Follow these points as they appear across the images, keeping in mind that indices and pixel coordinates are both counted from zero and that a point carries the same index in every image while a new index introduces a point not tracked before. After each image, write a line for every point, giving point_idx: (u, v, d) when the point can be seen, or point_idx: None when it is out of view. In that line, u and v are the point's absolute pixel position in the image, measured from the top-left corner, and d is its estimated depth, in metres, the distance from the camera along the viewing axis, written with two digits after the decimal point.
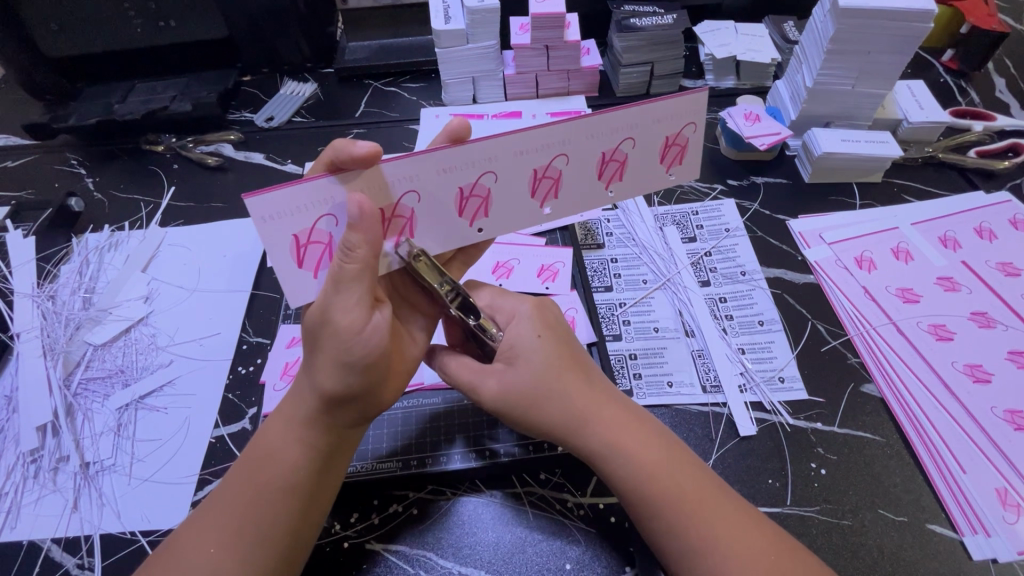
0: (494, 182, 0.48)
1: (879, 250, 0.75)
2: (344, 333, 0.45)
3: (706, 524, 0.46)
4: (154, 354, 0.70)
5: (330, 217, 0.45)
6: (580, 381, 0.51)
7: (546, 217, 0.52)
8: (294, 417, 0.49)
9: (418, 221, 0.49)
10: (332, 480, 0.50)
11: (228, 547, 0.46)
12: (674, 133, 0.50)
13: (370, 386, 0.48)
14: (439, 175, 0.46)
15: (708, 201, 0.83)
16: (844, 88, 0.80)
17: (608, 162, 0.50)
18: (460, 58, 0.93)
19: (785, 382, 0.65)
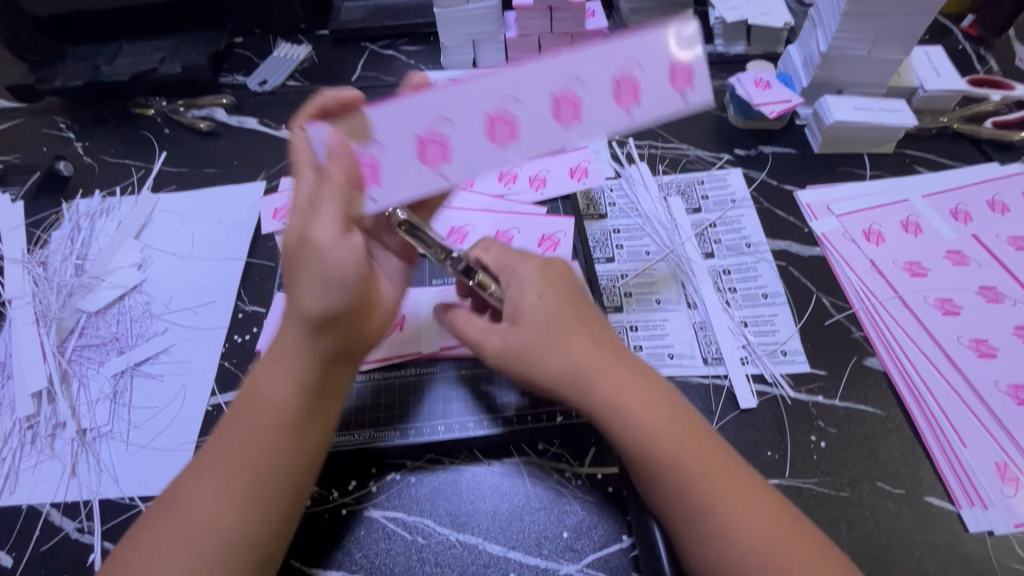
0: (517, 103, 0.50)
1: (888, 222, 0.74)
2: (321, 249, 0.48)
3: (710, 487, 0.45)
4: (149, 322, 0.69)
5: (373, 140, 0.50)
6: (580, 336, 0.50)
7: (571, 142, 0.51)
8: (282, 353, 0.49)
9: (452, 144, 0.50)
10: (324, 418, 0.50)
11: (229, 491, 0.45)
12: (677, 58, 0.51)
13: (352, 307, 0.49)
14: (464, 105, 0.50)
15: (714, 170, 0.81)
16: (860, 54, 0.77)
17: (618, 84, 0.50)
18: (460, 19, 0.89)
19: (787, 355, 0.64)
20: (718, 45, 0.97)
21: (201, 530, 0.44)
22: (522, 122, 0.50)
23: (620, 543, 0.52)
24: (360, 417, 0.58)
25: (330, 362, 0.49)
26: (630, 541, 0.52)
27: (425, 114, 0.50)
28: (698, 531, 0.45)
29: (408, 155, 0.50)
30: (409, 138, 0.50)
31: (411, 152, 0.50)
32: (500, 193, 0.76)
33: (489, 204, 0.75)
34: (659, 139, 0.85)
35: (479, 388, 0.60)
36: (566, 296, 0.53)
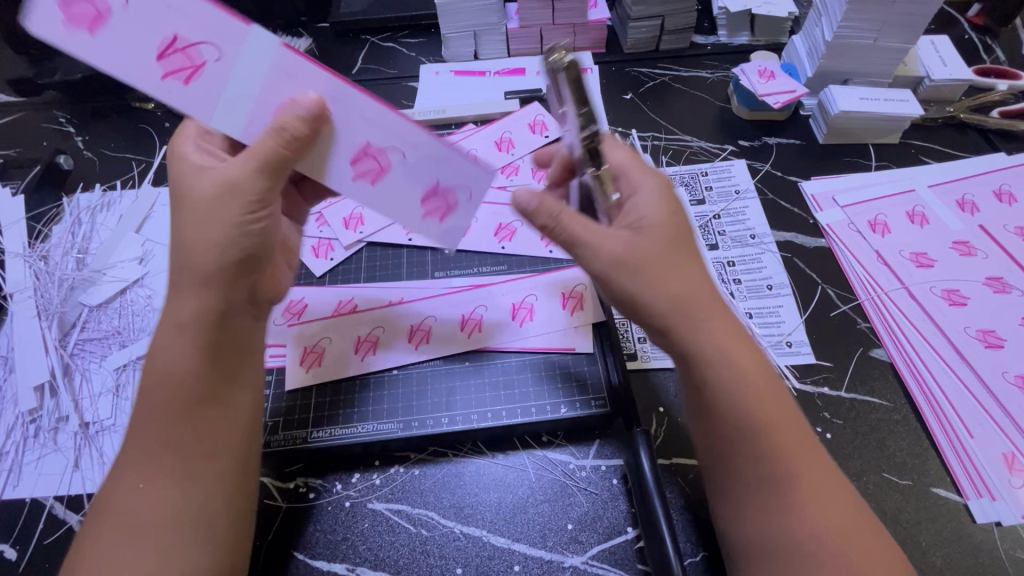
0: (223, 60, 0.49)
1: (894, 213, 0.73)
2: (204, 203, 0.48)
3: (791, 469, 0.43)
4: (150, 315, 0.68)
5: (398, 151, 0.51)
6: (697, 270, 0.47)
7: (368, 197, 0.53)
8: (181, 323, 0.48)
9: (201, 74, 0.49)
10: (235, 382, 0.50)
11: (160, 474, 0.45)
12: (378, 149, 0.51)
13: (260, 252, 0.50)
14: (249, 53, 0.49)
15: (718, 161, 0.80)
16: (865, 42, 0.77)
17: (365, 158, 0.51)
18: (462, 11, 0.88)
19: (792, 347, 0.64)
20: (722, 36, 0.96)
21: (137, 518, 0.44)
22: (391, 171, 0.53)
23: (625, 535, 0.52)
24: (364, 407, 0.58)
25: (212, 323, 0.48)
26: (635, 533, 0.52)
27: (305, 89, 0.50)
28: (777, 503, 0.43)
29: (259, 113, 0.51)
30: (274, 98, 0.51)
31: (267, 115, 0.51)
32: (503, 185, 0.76)
33: (492, 196, 0.74)
34: (662, 130, 0.85)
35: (482, 379, 0.60)
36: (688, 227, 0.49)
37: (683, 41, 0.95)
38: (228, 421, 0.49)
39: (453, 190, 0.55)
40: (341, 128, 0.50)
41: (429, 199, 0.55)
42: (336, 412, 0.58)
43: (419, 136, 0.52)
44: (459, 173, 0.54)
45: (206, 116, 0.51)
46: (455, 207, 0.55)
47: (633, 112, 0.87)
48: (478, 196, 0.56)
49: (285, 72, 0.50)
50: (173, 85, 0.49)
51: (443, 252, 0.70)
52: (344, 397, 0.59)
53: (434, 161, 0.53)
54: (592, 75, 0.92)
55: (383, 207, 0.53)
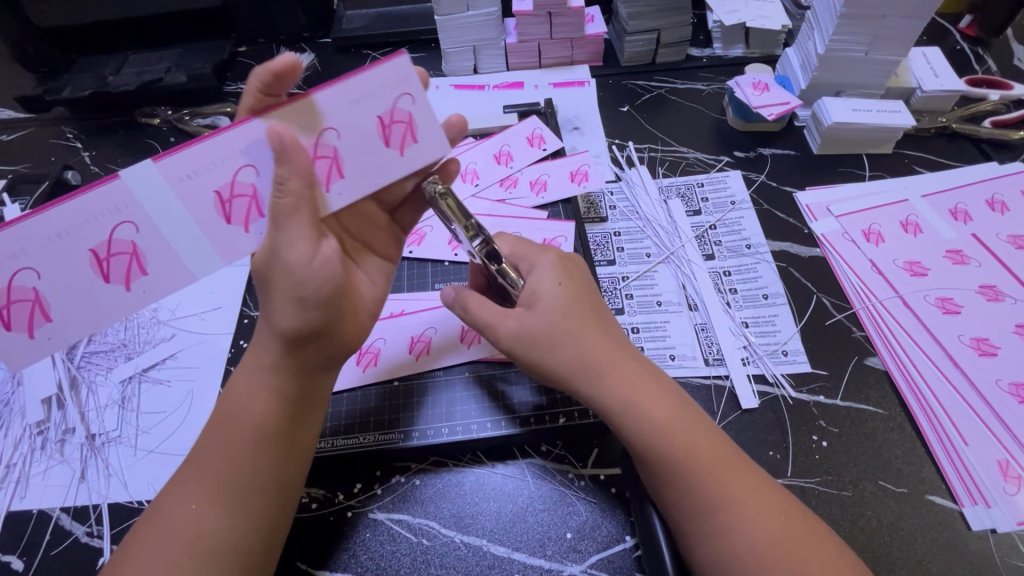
0: (143, 229, 0.46)
1: (888, 222, 0.74)
2: (294, 266, 0.45)
3: (723, 497, 0.45)
4: (156, 328, 0.69)
5: (247, 167, 0.46)
6: (597, 328, 0.52)
7: (339, 199, 0.49)
8: (262, 367, 0.49)
9: (144, 254, 0.46)
10: (307, 425, 0.51)
11: (215, 500, 0.45)
12: (224, 185, 0.46)
13: (329, 321, 0.48)
14: (146, 199, 0.45)
15: (714, 172, 0.81)
16: (857, 55, 0.78)
17: (231, 201, 0.47)
18: (461, 26, 0.90)
19: (788, 355, 0.64)
20: (717, 48, 0.98)
21: (186, 538, 0.44)
22: (344, 154, 0.48)
23: (624, 544, 0.53)
24: (363, 418, 0.59)
25: (293, 374, 0.49)
26: (634, 542, 0.53)
27: (219, 165, 0.45)
28: (709, 528, 0.45)
29: (214, 219, 0.47)
30: (209, 195, 0.46)
31: (216, 216, 0.47)
32: (502, 198, 0.77)
33: (491, 209, 0.75)
34: (659, 142, 0.86)
35: (480, 391, 0.61)
36: (581, 290, 0.53)
37: (679, 54, 0.97)
38: (290, 462, 0.49)
39: (392, 107, 0.48)
40: (182, 199, 0.46)
41: (390, 131, 0.49)
42: (338, 423, 0.59)
43: (334, 96, 0.46)
44: (378, 85, 0.47)
45: (192, 275, 0.48)
46: (411, 118, 0.48)
47: (629, 124, 0.89)
48: (414, 87, 0.48)
49: (179, 175, 0.45)
50: (142, 281, 0.47)
51: (443, 264, 0.71)
52: (346, 408, 0.60)
53: (360, 100, 0.47)
54: (589, 88, 0.94)
55: (371, 176, 0.49)
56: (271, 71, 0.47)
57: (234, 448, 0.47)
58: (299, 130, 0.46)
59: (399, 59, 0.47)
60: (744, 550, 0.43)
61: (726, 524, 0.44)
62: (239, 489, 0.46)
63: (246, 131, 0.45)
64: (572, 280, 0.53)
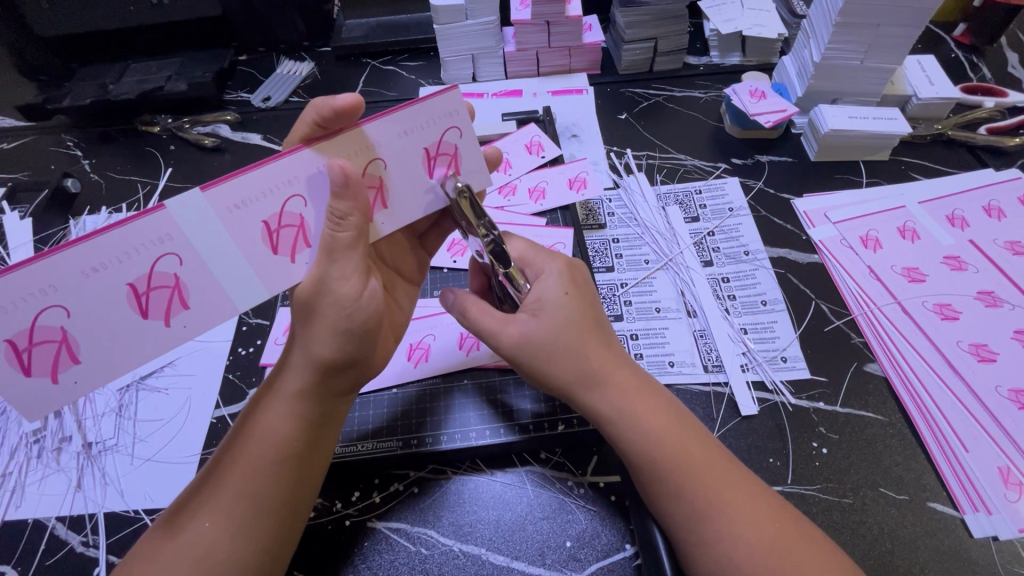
0: (187, 261, 0.44)
1: (885, 229, 0.74)
2: (344, 300, 0.45)
3: (717, 503, 0.45)
4: None
5: (298, 197, 0.45)
6: (599, 338, 0.52)
7: (384, 226, 0.49)
8: (287, 390, 0.48)
9: (186, 287, 0.44)
10: (324, 448, 0.50)
11: (227, 522, 0.45)
12: (273, 216, 0.45)
13: (362, 353, 0.49)
14: (194, 231, 0.43)
15: (712, 179, 0.82)
16: (853, 63, 0.79)
17: (278, 231, 0.46)
18: (460, 35, 0.91)
19: (787, 362, 0.64)
20: (714, 56, 0.99)
21: (197, 559, 0.43)
22: (391, 184, 0.48)
23: (624, 553, 0.52)
24: (363, 427, 0.59)
25: (313, 399, 0.48)
26: (633, 550, 0.52)
27: (268, 197, 0.44)
28: (703, 535, 0.44)
29: (261, 251, 0.46)
30: (257, 226, 0.45)
31: (263, 247, 0.46)
32: (501, 205, 0.77)
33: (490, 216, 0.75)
34: (657, 149, 0.86)
35: (484, 400, 0.61)
36: (587, 300, 0.53)
37: (676, 62, 0.97)
38: (306, 486, 0.49)
39: (440, 140, 0.48)
40: (230, 231, 0.44)
41: (434, 163, 0.49)
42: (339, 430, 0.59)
43: (384, 127, 0.46)
44: (430, 117, 0.47)
45: (233, 307, 0.46)
46: (457, 150, 0.49)
47: (627, 131, 0.89)
48: (463, 121, 0.48)
49: (228, 206, 0.43)
50: (182, 315, 0.45)
51: (442, 271, 0.71)
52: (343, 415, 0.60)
53: (411, 131, 0.47)
54: (587, 96, 0.94)
55: (411, 206, 0.50)
56: (332, 108, 0.45)
57: (253, 470, 0.46)
58: (348, 159, 0.46)
59: (450, 94, 0.47)
60: (739, 556, 0.43)
61: (721, 531, 0.44)
62: (255, 512, 0.45)
63: (298, 161, 0.44)
64: (578, 290, 0.53)
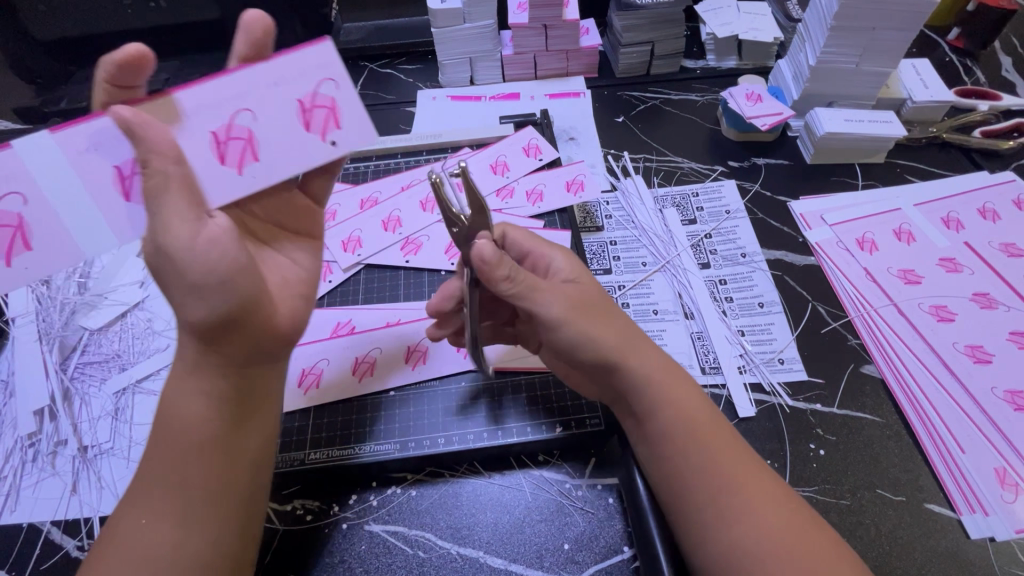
0: (31, 202, 0.45)
1: (881, 231, 0.75)
2: (173, 250, 0.41)
3: (742, 476, 0.46)
4: (151, 339, 0.69)
5: (114, 145, 0.45)
6: (620, 321, 0.54)
7: (251, 184, 0.49)
8: (187, 366, 0.46)
9: (30, 228, 0.46)
10: (251, 427, 0.48)
11: (168, 515, 0.44)
12: (121, 163, 0.46)
13: (245, 305, 0.44)
14: (38, 171, 0.45)
15: (708, 182, 0.82)
16: (849, 67, 0.79)
17: (129, 179, 0.46)
18: (458, 38, 0.91)
19: (785, 363, 0.64)
20: (710, 60, 0.99)
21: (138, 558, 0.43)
22: (260, 137, 0.48)
23: (622, 555, 0.52)
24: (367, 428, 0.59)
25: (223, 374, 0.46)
26: (631, 553, 0.52)
27: (114, 143, 0.45)
28: (732, 503, 0.45)
29: (110, 197, 0.46)
30: (107, 171, 0.46)
31: (113, 193, 0.46)
32: (498, 207, 0.77)
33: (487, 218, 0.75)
34: (654, 152, 0.87)
35: (481, 400, 0.61)
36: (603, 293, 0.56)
37: (672, 65, 0.98)
38: (238, 467, 0.47)
39: (313, 92, 0.49)
40: (73, 174, 0.45)
41: (310, 115, 0.50)
42: (335, 433, 0.58)
43: (250, 79, 0.47)
44: (302, 70, 0.48)
45: (77, 252, 0.47)
46: (334, 104, 0.50)
47: (625, 134, 0.90)
48: (338, 73, 0.49)
49: (76, 149, 0.45)
50: (25, 256, 0.46)
51: (440, 273, 0.71)
52: (342, 418, 0.59)
53: (282, 83, 0.48)
54: (585, 99, 0.95)
55: (291, 161, 0.50)
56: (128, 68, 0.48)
57: (173, 458, 0.45)
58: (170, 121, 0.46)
59: (322, 45, 0.48)
60: (754, 542, 0.44)
61: (738, 514, 0.45)
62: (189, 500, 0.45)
63: (93, 129, 0.45)
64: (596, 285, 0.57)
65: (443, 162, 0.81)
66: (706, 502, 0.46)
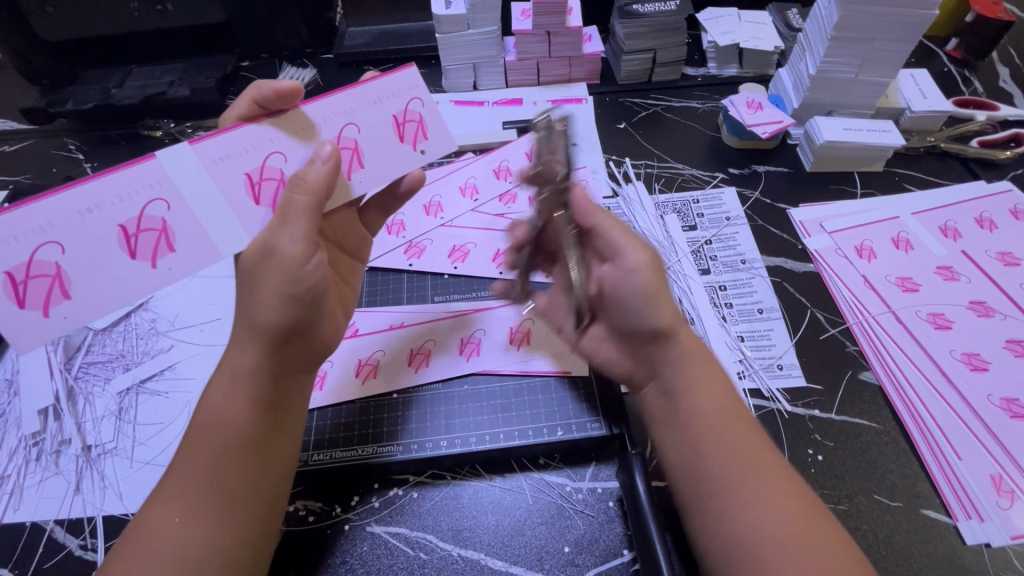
0: (174, 206, 0.50)
1: (879, 239, 0.75)
2: (290, 262, 0.48)
3: (768, 471, 0.48)
4: (155, 339, 0.69)
5: (278, 153, 0.52)
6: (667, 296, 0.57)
7: (360, 186, 0.56)
8: (238, 371, 0.49)
9: (172, 230, 0.50)
10: (286, 430, 0.51)
11: (199, 514, 0.45)
12: (257, 168, 0.52)
13: (309, 316, 0.51)
14: (181, 178, 0.50)
15: (709, 189, 0.83)
16: (848, 76, 0.80)
17: (260, 183, 0.52)
18: (461, 44, 0.92)
19: (783, 369, 0.65)
20: (711, 68, 1.00)
21: (170, 557, 0.43)
22: (364, 147, 0.55)
23: (622, 558, 0.53)
24: (377, 430, 0.59)
25: (267, 377, 0.49)
26: (631, 556, 0.53)
27: (254, 151, 0.52)
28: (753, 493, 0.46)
29: (243, 200, 0.52)
30: (239, 177, 0.52)
31: (246, 197, 0.52)
32: (502, 211, 0.77)
33: (490, 223, 0.76)
34: (655, 158, 0.88)
35: (480, 402, 0.61)
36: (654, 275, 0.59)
37: (674, 72, 0.99)
38: (271, 468, 0.49)
39: (405, 108, 0.56)
40: (216, 179, 0.51)
41: (403, 129, 0.57)
42: (341, 435, 0.59)
43: (351, 99, 0.55)
44: (393, 89, 0.56)
45: (218, 251, 0.51)
46: (421, 118, 0.57)
47: (627, 141, 0.91)
48: (422, 92, 0.57)
49: (213, 158, 0.51)
50: (168, 258, 0.50)
51: (443, 277, 0.71)
52: (344, 419, 0.60)
53: (379, 102, 0.56)
54: (586, 105, 0.96)
55: (389, 169, 0.57)
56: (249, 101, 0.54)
57: (212, 457, 0.46)
58: (294, 136, 0.53)
59: (409, 71, 0.56)
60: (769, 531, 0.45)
61: (754, 502, 0.46)
62: (222, 499, 0.46)
63: (247, 134, 0.52)
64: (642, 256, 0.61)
65: (446, 166, 0.82)
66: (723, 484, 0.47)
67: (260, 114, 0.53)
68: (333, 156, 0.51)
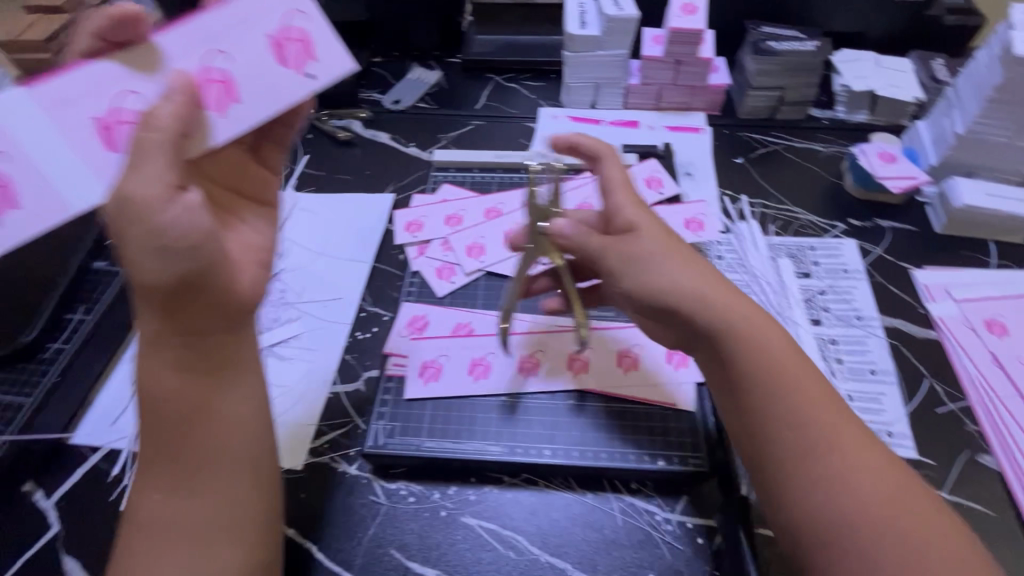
0: (18, 156, 0.47)
1: (1013, 316, 0.71)
2: (139, 211, 0.42)
3: (851, 461, 0.47)
4: (283, 308, 0.75)
5: (131, 93, 0.49)
6: (721, 287, 0.56)
7: (237, 123, 0.52)
8: (144, 344, 0.48)
9: (13, 182, 0.47)
10: (215, 398, 0.49)
11: (171, 490, 0.47)
12: (111, 111, 0.48)
13: (198, 268, 0.46)
14: (19, 124, 0.47)
15: (827, 238, 0.81)
16: (998, 140, 0.77)
17: (114, 127, 0.49)
18: (589, 64, 0.95)
19: (893, 438, 0.62)
20: (839, 112, 0.97)
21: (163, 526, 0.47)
22: (238, 79, 0.52)
23: None
24: (484, 428, 0.63)
25: (169, 345, 0.47)
26: None
27: (94, 94, 0.48)
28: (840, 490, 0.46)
29: (91, 146, 0.48)
30: (87, 122, 0.48)
31: (93, 142, 0.48)
32: None
33: None
34: (772, 199, 0.87)
35: (585, 420, 0.63)
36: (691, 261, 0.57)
37: (799, 113, 0.97)
38: (216, 434, 0.48)
39: (283, 28, 0.53)
40: (61, 125, 0.48)
41: (283, 52, 0.53)
42: (447, 427, 0.63)
43: (207, 22, 0.51)
44: (254, 9, 0.52)
45: (65, 207, 0.48)
46: (304, 38, 0.54)
47: (743, 176, 0.90)
48: (302, 5, 0.54)
49: (51, 101, 0.48)
50: (13, 213, 0.48)
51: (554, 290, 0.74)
52: (453, 414, 0.64)
53: (250, 21, 0.52)
54: (705, 135, 0.95)
55: (269, 101, 0.53)
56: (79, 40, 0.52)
57: (156, 434, 0.48)
58: (138, 70, 0.49)
59: None
60: (864, 529, 0.44)
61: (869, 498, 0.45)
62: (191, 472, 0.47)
63: (85, 73, 0.48)
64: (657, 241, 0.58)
65: (564, 183, 0.85)
66: (814, 486, 0.46)
67: (106, 49, 0.49)
68: (183, 89, 0.47)
